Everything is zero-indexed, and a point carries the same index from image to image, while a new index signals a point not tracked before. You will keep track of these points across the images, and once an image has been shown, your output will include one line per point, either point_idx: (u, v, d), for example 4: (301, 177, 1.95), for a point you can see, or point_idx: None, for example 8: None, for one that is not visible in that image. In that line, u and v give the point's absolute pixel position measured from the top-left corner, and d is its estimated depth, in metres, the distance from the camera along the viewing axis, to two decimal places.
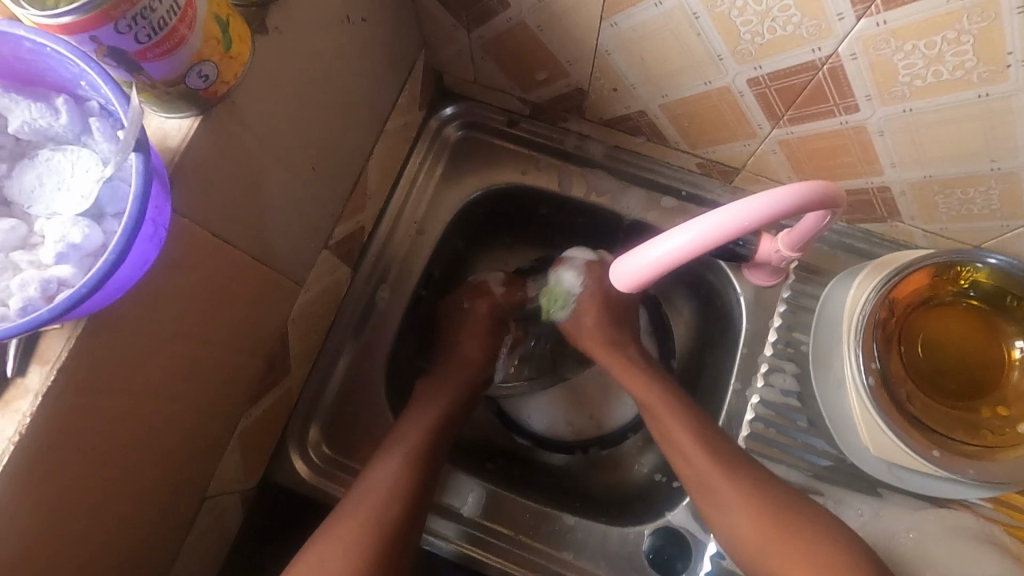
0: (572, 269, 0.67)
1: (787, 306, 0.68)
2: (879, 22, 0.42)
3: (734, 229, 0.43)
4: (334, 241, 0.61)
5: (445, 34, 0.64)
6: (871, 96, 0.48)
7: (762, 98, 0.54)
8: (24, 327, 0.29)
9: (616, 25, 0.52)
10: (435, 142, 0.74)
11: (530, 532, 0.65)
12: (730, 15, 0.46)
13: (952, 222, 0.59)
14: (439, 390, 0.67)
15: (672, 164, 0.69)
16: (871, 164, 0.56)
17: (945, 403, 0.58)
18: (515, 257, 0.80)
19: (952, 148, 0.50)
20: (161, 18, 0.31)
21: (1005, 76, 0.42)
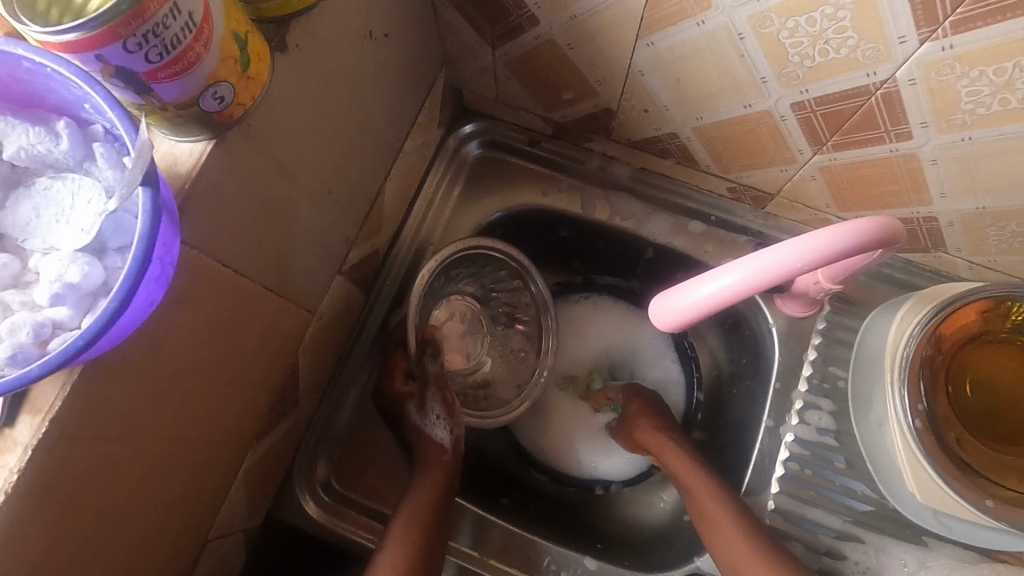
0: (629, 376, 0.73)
1: (823, 338, 0.64)
2: (945, 46, 0.39)
3: (787, 271, 0.39)
4: (348, 266, 0.58)
5: (467, 52, 0.61)
6: (927, 124, 0.45)
7: (805, 123, 0.50)
8: (14, 382, 0.26)
9: (653, 44, 0.49)
10: (453, 160, 0.71)
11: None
12: (779, 36, 0.43)
13: (1001, 255, 0.56)
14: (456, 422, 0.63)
15: (700, 188, 0.66)
16: (919, 194, 0.53)
17: (995, 446, 0.55)
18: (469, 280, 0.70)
19: (1012, 180, 0.47)
20: (174, 36, 0.28)
21: None
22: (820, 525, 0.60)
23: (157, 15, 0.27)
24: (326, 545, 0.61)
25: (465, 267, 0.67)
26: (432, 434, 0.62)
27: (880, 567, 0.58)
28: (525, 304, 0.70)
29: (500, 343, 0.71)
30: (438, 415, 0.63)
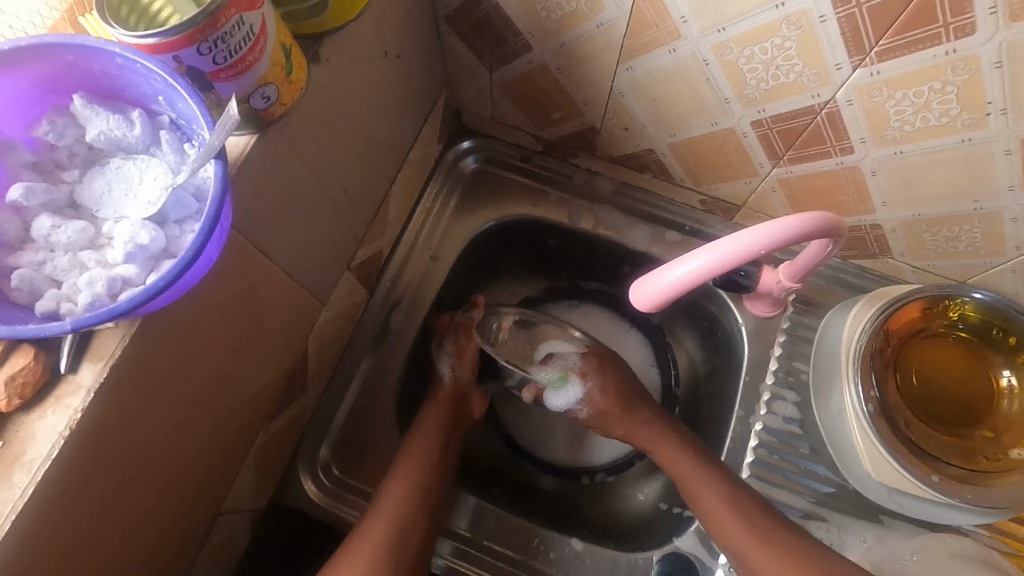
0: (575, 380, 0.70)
1: (787, 336, 0.71)
2: (873, 71, 0.46)
3: (757, 248, 0.46)
4: (356, 263, 0.63)
5: (467, 74, 0.68)
6: (865, 139, 0.53)
7: (764, 140, 0.58)
8: (103, 316, 0.30)
9: (632, 69, 0.57)
10: (451, 173, 0.77)
11: (539, 557, 0.65)
12: (738, 62, 0.51)
13: (939, 259, 0.63)
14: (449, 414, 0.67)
15: (676, 201, 0.73)
16: (864, 203, 0.60)
17: (939, 429, 0.61)
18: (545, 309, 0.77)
19: (940, 189, 0.55)
20: (237, 43, 0.34)
21: (986, 123, 0.47)
22: (789, 506, 0.65)
23: (226, 26, 0.33)
24: (326, 529, 0.64)
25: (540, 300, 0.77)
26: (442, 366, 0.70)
27: (842, 544, 0.63)
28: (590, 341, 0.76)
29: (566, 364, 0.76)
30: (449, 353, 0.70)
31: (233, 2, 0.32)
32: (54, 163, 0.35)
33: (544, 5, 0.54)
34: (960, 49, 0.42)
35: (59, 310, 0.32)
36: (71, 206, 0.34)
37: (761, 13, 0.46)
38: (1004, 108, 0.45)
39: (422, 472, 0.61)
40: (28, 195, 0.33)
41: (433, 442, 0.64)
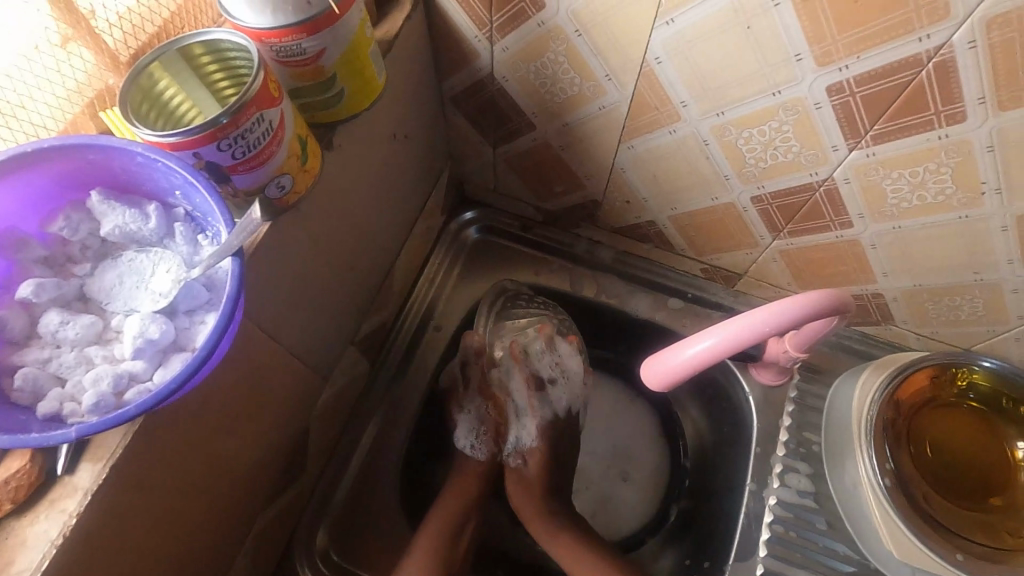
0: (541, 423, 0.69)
1: (796, 406, 0.69)
2: (869, 153, 0.48)
3: (766, 329, 0.45)
4: (359, 337, 0.63)
5: (471, 150, 0.70)
6: (864, 215, 0.54)
7: (764, 214, 0.59)
8: (111, 422, 0.29)
9: (633, 147, 0.58)
10: (454, 242, 0.77)
11: None
12: (737, 143, 0.52)
13: (941, 327, 0.64)
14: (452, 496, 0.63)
15: (677, 269, 0.74)
16: (865, 273, 0.61)
17: (958, 502, 0.59)
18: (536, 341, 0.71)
19: (939, 262, 0.56)
20: (256, 138, 0.34)
21: (981, 202, 0.48)
22: None
23: (247, 122, 0.33)
24: None
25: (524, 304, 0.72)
26: (463, 440, 0.68)
27: None
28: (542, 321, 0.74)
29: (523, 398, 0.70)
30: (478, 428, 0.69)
31: (254, 100, 0.33)
32: (66, 257, 0.35)
33: (546, 89, 0.56)
34: (952, 135, 0.44)
35: (62, 411, 0.31)
36: (80, 299, 0.34)
37: (756, 99, 0.48)
38: (997, 188, 0.46)
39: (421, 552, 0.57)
40: (38, 291, 0.32)
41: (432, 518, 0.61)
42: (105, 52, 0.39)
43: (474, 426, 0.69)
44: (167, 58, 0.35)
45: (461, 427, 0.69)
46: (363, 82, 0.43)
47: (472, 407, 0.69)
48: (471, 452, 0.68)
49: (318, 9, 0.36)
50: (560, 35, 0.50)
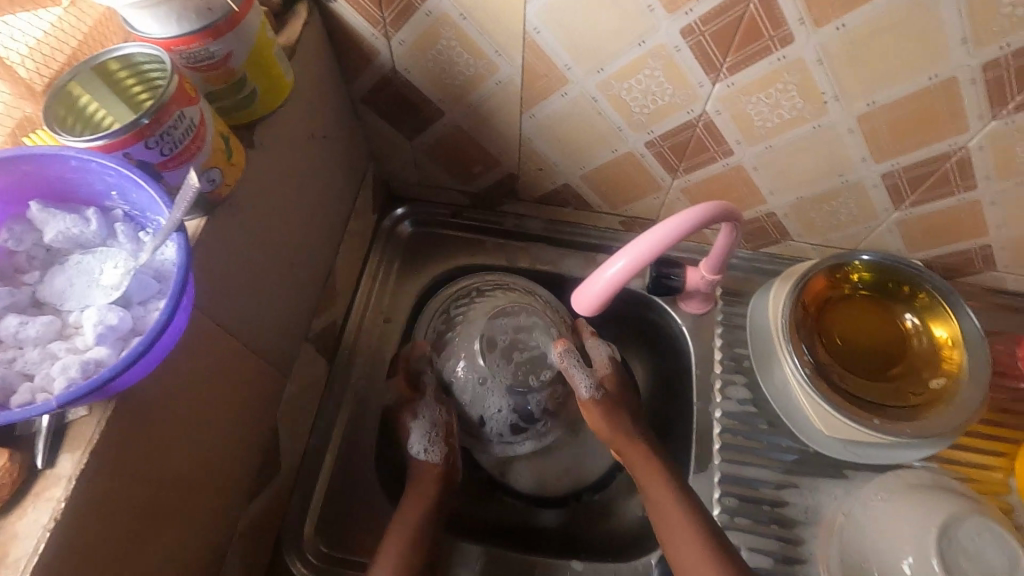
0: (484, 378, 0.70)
1: (724, 327, 0.77)
2: (728, 83, 0.56)
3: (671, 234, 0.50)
4: (312, 334, 0.66)
5: (390, 146, 0.74)
6: (740, 140, 0.62)
7: (659, 157, 0.66)
8: (84, 391, 0.32)
9: (534, 115, 0.64)
10: (390, 239, 0.81)
11: None
12: (621, 95, 0.59)
13: (829, 233, 0.73)
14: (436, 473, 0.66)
15: (598, 227, 0.80)
16: (756, 195, 0.69)
17: (870, 378, 0.67)
18: (455, 320, 0.73)
19: (810, 172, 0.64)
20: (181, 134, 0.38)
21: (826, 110, 0.56)
22: (760, 481, 0.67)
23: (170, 120, 0.37)
24: None
25: (462, 297, 0.75)
26: (414, 446, 0.67)
27: (818, 504, 0.66)
28: (472, 296, 0.74)
29: (472, 384, 0.71)
30: (425, 436, 0.67)
31: (173, 100, 0.37)
32: (14, 268, 0.37)
33: (446, 74, 0.61)
34: (788, 55, 0.52)
35: (34, 401, 0.33)
36: (34, 305, 0.36)
37: (627, 52, 0.55)
38: (835, 96, 0.55)
39: (404, 530, 0.60)
40: None
41: (418, 494, 0.63)
42: (19, 82, 0.41)
43: (427, 429, 0.67)
44: (83, 77, 0.38)
45: (414, 432, 0.67)
46: (271, 81, 0.47)
47: (426, 413, 0.68)
48: (422, 459, 0.66)
49: (219, 14, 0.40)
50: (448, 22, 0.55)
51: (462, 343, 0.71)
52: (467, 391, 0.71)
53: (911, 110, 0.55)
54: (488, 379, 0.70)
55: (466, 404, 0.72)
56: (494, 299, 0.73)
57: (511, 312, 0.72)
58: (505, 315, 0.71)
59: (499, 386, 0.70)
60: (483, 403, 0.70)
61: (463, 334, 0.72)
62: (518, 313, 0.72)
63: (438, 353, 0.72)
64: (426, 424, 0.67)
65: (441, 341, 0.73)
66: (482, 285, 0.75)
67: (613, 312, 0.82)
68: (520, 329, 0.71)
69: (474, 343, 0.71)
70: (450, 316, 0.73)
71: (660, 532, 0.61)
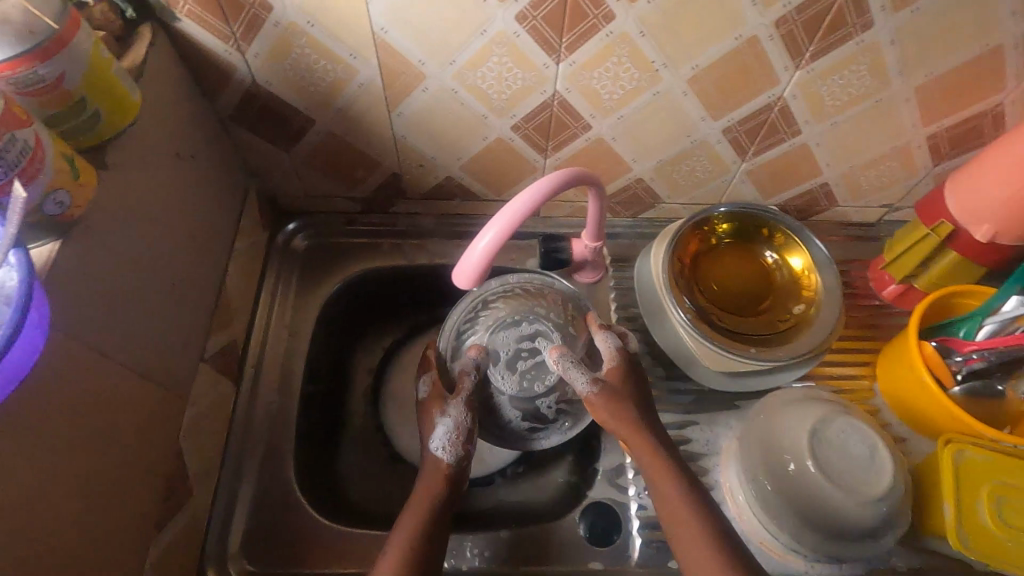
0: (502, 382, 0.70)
1: (616, 291, 0.82)
2: (570, 62, 0.61)
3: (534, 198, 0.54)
4: (209, 355, 0.65)
5: (269, 163, 0.75)
6: (593, 114, 0.67)
7: (527, 139, 0.71)
8: None
9: (401, 113, 0.67)
10: (285, 255, 0.81)
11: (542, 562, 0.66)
12: (477, 84, 0.63)
13: (693, 191, 0.80)
14: (426, 482, 0.62)
15: (489, 215, 0.84)
16: (621, 164, 0.75)
17: (745, 314, 0.75)
18: (475, 325, 0.73)
19: (662, 136, 0.71)
20: (14, 156, 0.38)
21: (660, 77, 0.63)
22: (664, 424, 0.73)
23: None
24: None
25: (481, 302, 0.75)
26: (431, 442, 0.64)
27: (715, 436, 0.73)
28: (490, 300, 0.75)
29: (489, 391, 0.70)
30: (441, 436, 0.64)
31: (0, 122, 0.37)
32: None
33: (308, 82, 0.63)
34: (614, 31, 0.58)
35: None
36: None
37: (472, 43, 0.59)
38: (664, 64, 0.61)
39: (412, 540, 0.56)
40: None
41: (412, 514, 0.59)
42: None
43: (448, 426, 0.64)
44: None
45: (437, 427, 0.65)
46: (116, 98, 0.47)
47: (451, 410, 0.66)
48: (439, 456, 0.64)
49: (43, 35, 0.41)
50: (297, 31, 0.58)
51: (477, 348, 0.71)
52: (486, 397, 0.70)
53: (730, 69, 0.62)
54: (502, 387, 0.70)
55: (484, 411, 0.71)
56: (497, 311, 0.74)
57: (521, 317, 0.73)
58: (507, 328, 0.72)
59: (514, 393, 0.70)
60: (501, 406, 0.70)
61: (478, 341, 0.72)
62: (533, 320, 0.73)
63: (457, 356, 0.72)
64: (451, 422, 0.65)
65: (460, 347, 0.72)
66: (490, 296, 0.75)
67: None
68: (522, 337, 0.72)
69: (490, 350, 0.71)
70: (469, 320, 0.74)
71: (663, 517, 0.58)
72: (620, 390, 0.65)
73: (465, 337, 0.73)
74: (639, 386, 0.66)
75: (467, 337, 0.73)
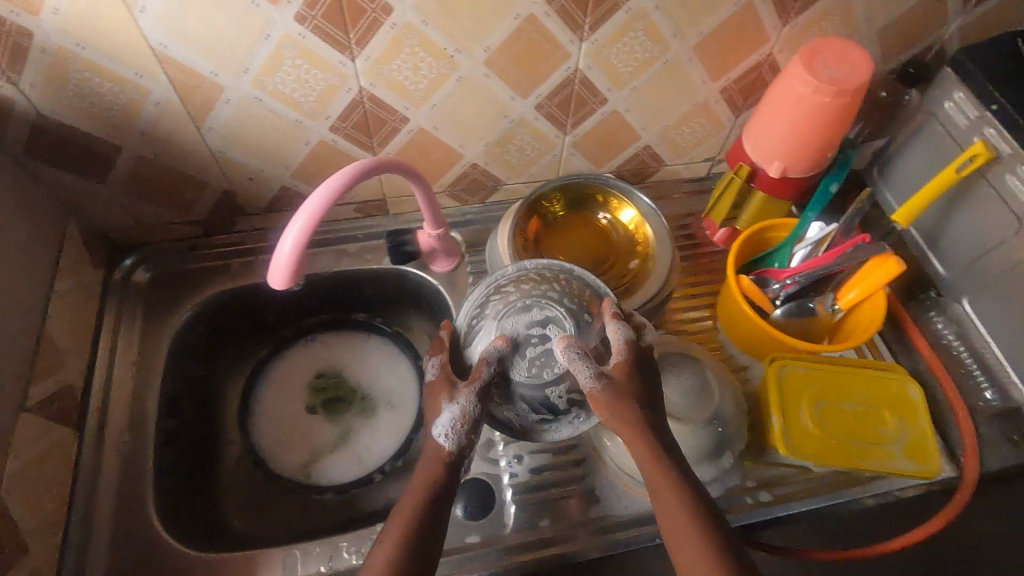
0: (516, 369, 0.59)
1: (473, 275, 0.85)
2: (365, 57, 0.62)
3: (324, 197, 0.55)
4: (34, 404, 0.62)
5: (87, 197, 0.72)
6: (406, 106, 0.69)
7: (349, 138, 0.72)
8: None
9: (212, 128, 0.66)
10: (125, 290, 0.78)
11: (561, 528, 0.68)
12: (279, 89, 0.64)
13: (529, 170, 0.84)
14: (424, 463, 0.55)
15: (337, 220, 0.85)
16: (451, 151, 0.77)
17: (590, 276, 0.79)
18: (493, 309, 0.63)
19: (480, 119, 0.73)
20: None
21: (457, 62, 0.65)
22: None
23: None
24: None
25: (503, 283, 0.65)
26: (432, 428, 0.55)
27: None
28: (512, 282, 0.65)
29: (502, 382, 0.60)
30: (445, 422, 0.55)
31: None
32: None
33: (99, 106, 0.62)
34: (396, 23, 0.60)
35: None
36: None
37: (260, 49, 0.59)
38: (456, 49, 0.64)
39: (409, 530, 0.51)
40: None
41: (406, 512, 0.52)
42: None
43: (453, 413, 0.55)
44: None
45: (432, 412, 0.56)
46: None
47: (457, 396, 0.56)
48: (442, 443, 0.54)
49: None
50: (68, 55, 0.56)
51: (486, 333, 0.61)
52: (498, 390, 0.60)
53: (519, 48, 0.65)
54: (512, 372, 0.59)
55: (496, 403, 0.61)
56: (508, 295, 0.63)
57: (537, 300, 0.62)
58: (518, 310, 0.61)
59: (523, 382, 0.59)
60: (507, 399, 0.60)
61: (488, 325, 0.62)
62: (548, 301, 0.62)
63: (469, 342, 0.63)
64: (458, 408, 0.55)
65: (476, 331, 0.63)
66: (503, 282, 0.65)
67: (381, 293, 0.87)
68: (532, 323, 0.61)
69: (506, 331, 0.61)
70: (484, 305, 0.64)
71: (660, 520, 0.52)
72: (626, 386, 0.55)
73: (479, 321, 0.63)
74: (647, 379, 0.57)
75: (480, 321, 0.63)
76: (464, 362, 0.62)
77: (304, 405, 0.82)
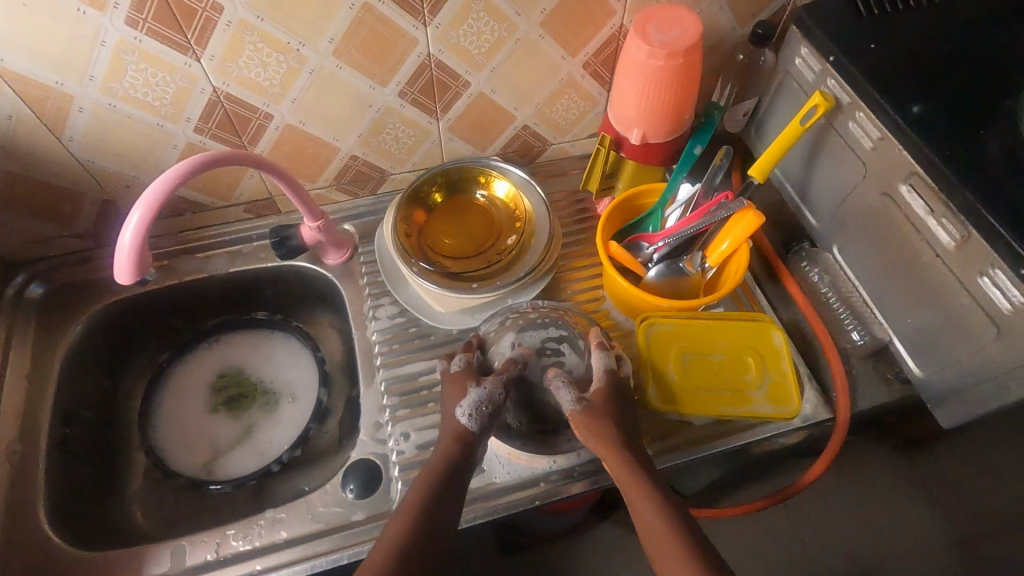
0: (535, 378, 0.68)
1: (367, 264, 0.86)
2: (209, 57, 0.64)
3: (160, 189, 0.56)
4: None
5: None
6: (266, 102, 0.71)
7: (218, 138, 0.74)
8: None
9: (72, 138, 0.68)
10: (17, 306, 0.79)
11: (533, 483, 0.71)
12: (130, 94, 0.66)
13: (411, 158, 0.86)
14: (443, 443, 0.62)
15: (228, 222, 0.86)
16: (325, 144, 0.79)
17: (472, 255, 0.82)
18: (520, 327, 0.72)
19: (346, 111, 0.75)
20: None
21: (305, 55, 0.67)
22: (418, 372, 0.78)
23: None
24: None
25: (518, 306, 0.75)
26: (459, 408, 0.63)
27: None
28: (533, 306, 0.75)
29: (522, 388, 0.68)
30: (473, 403, 0.63)
31: None
32: None
33: None
34: (231, 20, 0.62)
35: None
36: None
37: (98, 56, 0.61)
38: (301, 43, 0.66)
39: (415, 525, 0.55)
40: None
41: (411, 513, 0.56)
42: None
43: (478, 395, 0.63)
44: None
45: (466, 394, 0.63)
46: None
47: (488, 384, 0.64)
48: (463, 420, 0.62)
49: None
50: None
51: (505, 345, 0.71)
52: (513, 394, 0.68)
53: (364, 37, 0.67)
54: (523, 385, 0.68)
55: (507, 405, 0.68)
56: (525, 314, 0.73)
57: (552, 326, 0.72)
58: (536, 327, 0.72)
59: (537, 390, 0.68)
60: (514, 405, 0.68)
61: (515, 339, 0.71)
62: (562, 330, 0.72)
63: (489, 348, 0.71)
64: (483, 393, 0.63)
65: (503, 340, 0.72)
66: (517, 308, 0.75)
67: (281, 291, 0.89)
68: (547, 338, 0.71)
69: (530, 343, 0.70)
70: (510, 322, 0.73)
71: (637, 526, 0.58)
72: (603, 411, 0.62)
73: (502, 335, 0.72)
74: (624, 407, 0.64)
75: (507, 331, 0.72)
76: (488, 361, 0.70)
77: (205, 406, 0.85)
